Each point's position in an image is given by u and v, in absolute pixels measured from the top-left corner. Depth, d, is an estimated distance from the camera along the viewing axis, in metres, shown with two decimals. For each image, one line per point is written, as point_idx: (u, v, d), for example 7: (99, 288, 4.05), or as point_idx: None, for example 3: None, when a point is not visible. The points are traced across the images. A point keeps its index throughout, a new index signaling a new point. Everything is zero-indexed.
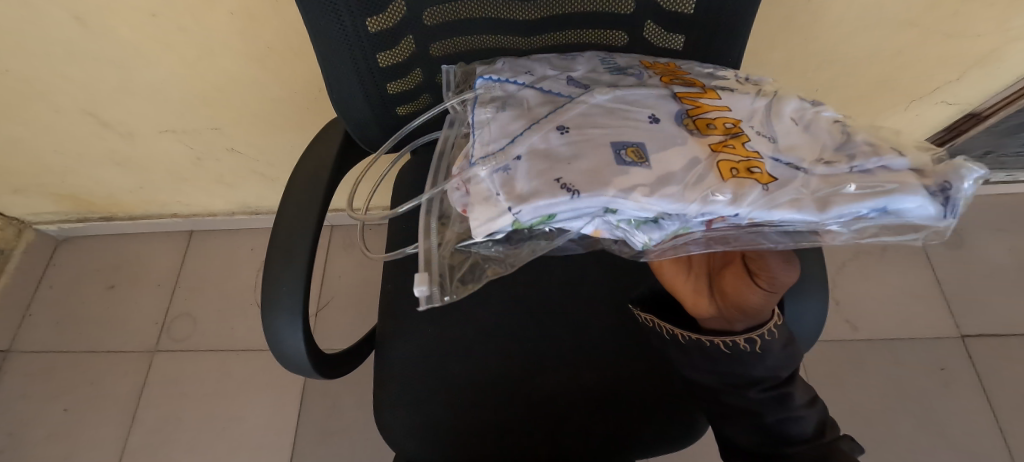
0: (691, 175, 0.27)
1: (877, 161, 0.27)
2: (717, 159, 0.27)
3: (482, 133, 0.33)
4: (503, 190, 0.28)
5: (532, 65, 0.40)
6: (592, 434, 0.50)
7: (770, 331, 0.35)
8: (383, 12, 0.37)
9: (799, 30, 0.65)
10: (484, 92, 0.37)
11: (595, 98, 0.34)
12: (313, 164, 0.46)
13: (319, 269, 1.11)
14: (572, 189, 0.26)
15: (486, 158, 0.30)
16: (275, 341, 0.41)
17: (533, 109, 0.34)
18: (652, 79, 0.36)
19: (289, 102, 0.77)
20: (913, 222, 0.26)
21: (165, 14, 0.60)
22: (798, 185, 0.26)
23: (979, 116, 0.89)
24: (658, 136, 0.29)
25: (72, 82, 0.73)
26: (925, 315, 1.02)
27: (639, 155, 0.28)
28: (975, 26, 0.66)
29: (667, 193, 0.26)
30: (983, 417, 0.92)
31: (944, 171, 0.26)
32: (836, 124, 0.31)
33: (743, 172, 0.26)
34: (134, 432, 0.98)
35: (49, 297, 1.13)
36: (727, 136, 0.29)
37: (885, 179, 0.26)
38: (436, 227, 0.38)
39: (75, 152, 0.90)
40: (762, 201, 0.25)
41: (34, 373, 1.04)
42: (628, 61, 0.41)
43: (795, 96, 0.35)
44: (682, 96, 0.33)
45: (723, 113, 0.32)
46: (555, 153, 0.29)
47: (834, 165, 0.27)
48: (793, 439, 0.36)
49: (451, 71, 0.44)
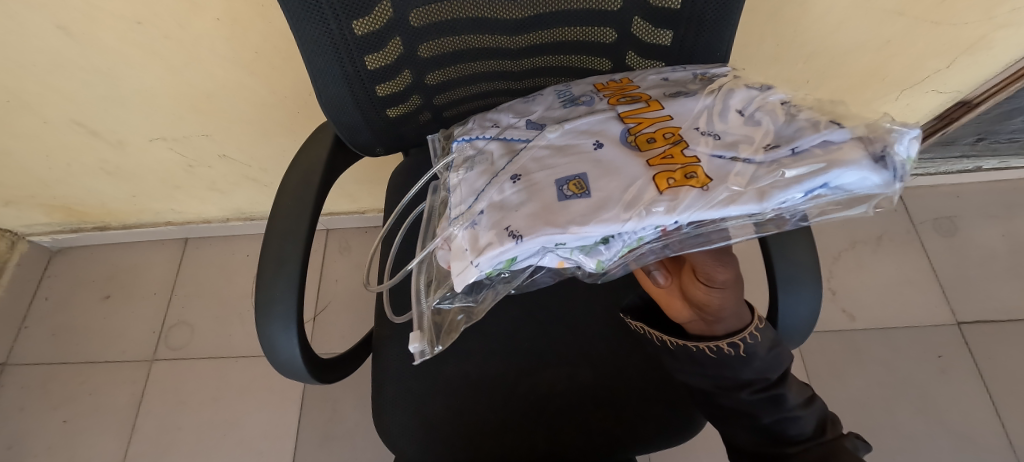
0: (629, 195, 0.28)
1: (817, 139, 0.27)
2: (654, 172, 0.29)
3: (455, 195, 0.36)
4: (469, 245, 0.31)
5: (498, 116, 0.43)
6: (591, 430, 0.50)
7: (751, 334, 0.36)
8: (369, 15, 0.37)
9: (786, 23, 0.65)
10: (459, 155, 0.40)
11: (546, 137, 0.35)
12: (304, 168, 0.46)
13: (316, 273, 1.11)
14: (516, 235, 0.29)
15: (457, 218, 0.34)
16: (270, 348, 0.41)
17: (496, 161, 0.36)
18: (602, 103, 0.38)
19: (279, 106, 0.77)
20: (863, 191, 0.26)
21: (150, 21, 0.60)
22: (734, 180, 0.27)
23: (970, 103, 0.89)
24: (599, 164, 0.31)
25: (59, 92, 0.72)
26: (920, 302, 1.02)
27: (580, 187, 0.30)
28: (962, 14, 0.66)
29: (605, 218, 0.27)
30: (981, 402, 0.92)
31: (881, 136, 0.26)
32: (779, 107, 0.32)
33: (680, 179, 0.28)
34: (135, 440, 0.98)
35: (44, 309, 1.12)
36: (667, 146, 0.31)
37: (822, 156, 0.26)
38: (425, 287, 0.42)
39: (65, 162, 0.89)
40: (699, 204, 0.27)
41: (32, 385, 1.03)
42: (582, 88, 0.42)
43: (741, 84, 0.35)
44: (626, 115, 0.35)
45: (664, 123, 0.33)
46: (509, 202, 0.31)
47: (774, 152, 0.28)
48: (791, 439, 0.37)
49: (436, 140, 0.50)
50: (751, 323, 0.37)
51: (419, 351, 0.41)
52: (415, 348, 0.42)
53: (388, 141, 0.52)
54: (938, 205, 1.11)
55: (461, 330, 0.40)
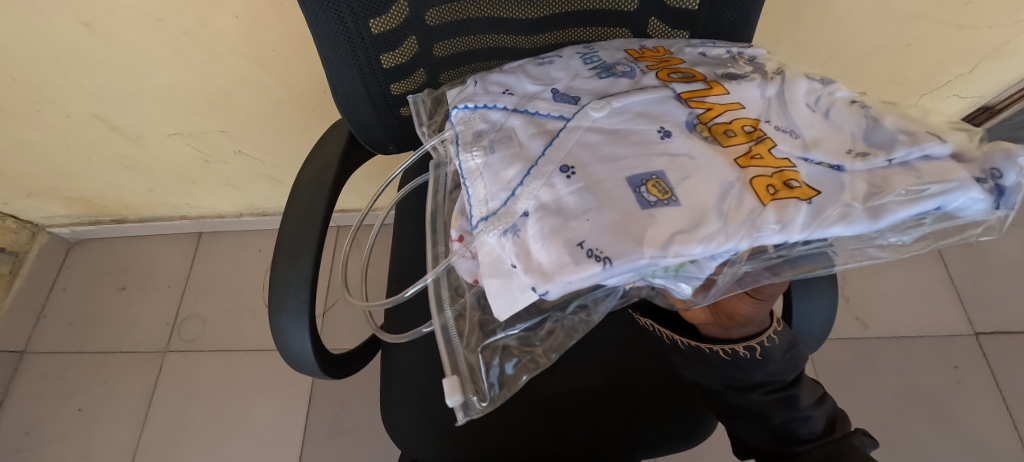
0: (728, 205, 0.25)
1: (918, 152, 0.26)
2: (749, 176, 0.26)
3: (477, 186, 0.33)
4: (522, 259, 0.28)
5: (509, 81, 0.39)
6: (599, 433, 0.49)
7: (768, 338, 0.36)
8: (386, 13, 0.38)
9: (805, 24, 0.64)
10: (466, 128, 0.37)
11: (590, 117, 0.32)
12: (318, 164, 0.46)
13: (326, 268, 1.11)
14: (601, 257, 0.25)
15: (488, 221, 0.31)
16: (282, 340, 0.41)
17: (525, 145, 0.33)
18: (648, 76, 0.35)
19: (295, 104, 0.78)
20: (969, 215, 0.26)
21: (172, 18, 0.61)
22: (845, 195, 0.25)
23: (992, 109, 0.88)
24: (676, 159, 0.28)
25: (81, 87, 0.74)
26: (937, 311, 1.00)
27: (662, 190, 0.26)
28: (985, 18, 0.65)
29: (706, 235, 0.25)
30: (997, 414, 0.90)
31: (990, 153, 0.26)
32: (853, 107, 0.31)
33: (782, 189, 0.25)
34: (147, 430, 0.99)
35: (62, 299, 1.14)
36: (751, 143, 0.28)
37: (935, 173, 0.25)
38: (449, 298, 0.41)
39: (85, 155, 0.91)
40: (813, 221, 0.24)
41: (48, 373, 1.06)
42: (613, 55, 0.39)
43: (800, 73, 0.34)
44: (688, 97, 0.32)
45: (736, 112, 0.30)
46: (569, 206, 0.28)
47: (871, 160, 0.26)
48: (801, 438, 0.36)
49: (419, 102, 0.46)
50: (769, 327, 0.37)
51: (460, 405, 0.37)
52: (455, 403, 0.37)
53: (400, 140, 0.52)
54: None
55: (519, 384, 0.38)
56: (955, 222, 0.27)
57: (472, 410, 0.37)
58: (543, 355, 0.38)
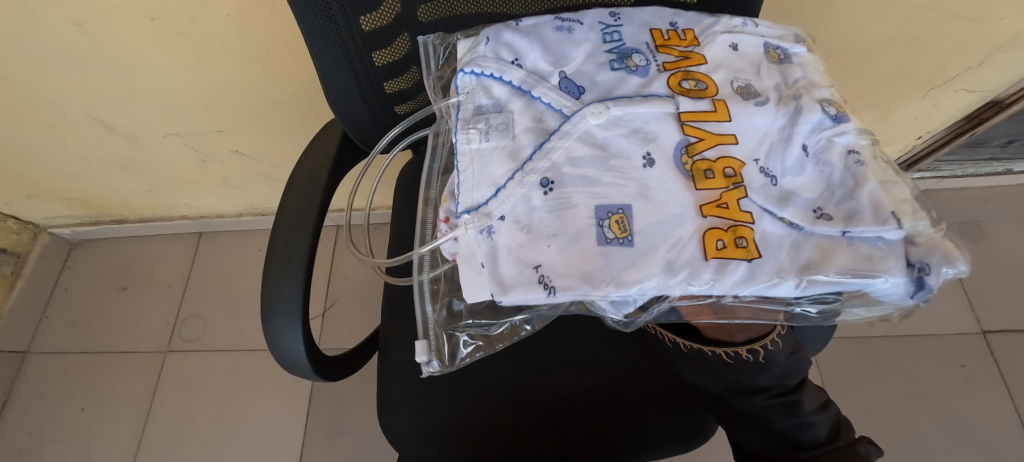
0: (675, 253, 0.26)
1: (872, 231, 0.25)
2: (705, 226, 0.26)
3: (466, 171, 0.33)
4: (486, 261, 0.29)
5: (519, 49, 0.36)
6: (595, 436, 0.48)
7: (773, 341, 0.34)
8: (376, 11, 0.37)
9: (809, 17, 0.63)
10: (467, 100, 0.36)
11: (586, 123, 0.30)
12: (311, 163, 0.45)
13: (326, 268, 1.11)
14: (548, 286, 0.27)
15: (469, 214, 0.30)
16: (275, 343, 0.41)
17: (518, 141, 0.32)
18: (659, 81, 0.32)
19: (291, 102, 0.77)
20: (886, 298, 0.26)
21: (164, 17, 0.60)
22: (783, 260, 0.25)
23: (1002, 104, 0.85)
24: (648, 193, 0.27)
25: (76, 88, 0.73)
26: (945, 310, 0.98)
27: (622, 227, 0.27)
28: (995, 9, 0.63)
29: (644, 279, 0.25)
30: (1005, 414, 0.89)
31: (932, 247, 0.25)
32: (846, 158, 0.29)
33: (730, 245, 0.25)
34: (148, 430, 1.00)
35: (65, 299, 1.15)
36: (722, 190, 0.27)
37: (871, 257, 0.25)
38: (427, 265, 0.41)
39: (82, 156, 0.91)
40: (742, 282, 0.25)
41: (51, 373, 1.06)
42: (636, 36, 0.35)
43: (816, 100, 0.31)
44: (687, 119, 0.29)
45: (726, 148, 0.28)
46: (536, 227, 0.28)
47: (825, 227, 0.26)
48: (805, 445, 0.35)
49: (429, 44, 0.41)
50: (773, 329, 0.35)
51: (424, 361, 0.40)
52: (420, 358, 0.40)
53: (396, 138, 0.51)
54: (966, 209, 1.07)
55: (471, 360, 0.40)
56: (869, 301, 0.28)
57: (433, 369, 0.40)
58: (491, 343, 0.40)
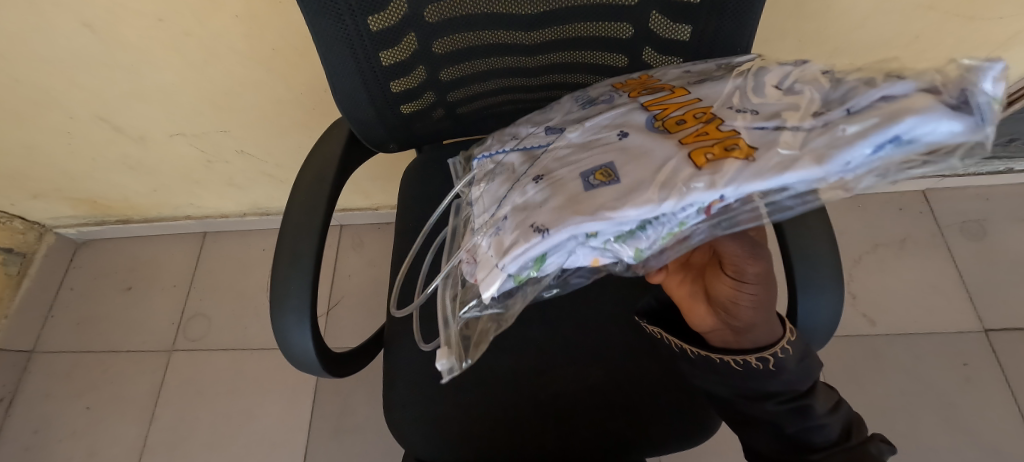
0: (664, 174, 0.25)
1: (873, 94, 0.23)
2: (687, 149, 0.26)
3: (478, 208, 0.36)
4: (494, 250, 0.30)
5: (517, 128, 0.42)
6: (601, 433, 0.49)
7: (782, 349, 0.35)
8: (383, 11, 0.37)
9: (809, 18, 0.64)
10: (482, 170, 0.40)
11: (567, 138, 0.34)
12: (318, 163, 0.46)
13: (329, 268, 1.11)
14: (542, 230, 0.27)
15: (482, 229, 0.33)
16: (284, 341, 0.41)
17: (516, 169, 0.35)
18: (623, 97, 0.36)
19: (296, 102, 0.78)
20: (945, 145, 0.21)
21: (172, 18, 0.61)
22: (780, 147, 0.23)
23: None
24: (629, 149, 0.28)
25: (84, 88, 0.74)
26: (945, 308, 0.99)
27: (607, 174, 0.27)
28: (996, 8, 0.63)
29: (639, 200, 0.25)
30: (1008, 412, 0.89)
31: (956, 84, 0.21)
32: (822, 76, 0.28)
33: (718, 153, 0.24)
34: (153, 429, 1.00)
35: (70, 299, 1.15)
36: (699, 125, 0.28)
37: (884, 109, 0.21)
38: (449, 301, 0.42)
39: (88, 156, 0.92)
40: (742, 174, 0.22)
41: (56, 372, 1.07)
42: (599, 89, 0.41)
43: (776, 63, 0.33)
44: (650, 104, 0.33)
45: (693, 106, 0.30)
46: (530, 202, 0.30)
47: (821, 116, 0.24)
48: (816, 446, 0.35)
49: (457, 163, 0.51)
50: (782, 336, 0.36)
51: (446, 368, 0.39)
52: (442, 367, 0.39)
53: (401, 137, 0.52)
54: (966, 208, 1.07)
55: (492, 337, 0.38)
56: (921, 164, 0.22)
57: (454, 369, 0.39)
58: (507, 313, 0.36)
